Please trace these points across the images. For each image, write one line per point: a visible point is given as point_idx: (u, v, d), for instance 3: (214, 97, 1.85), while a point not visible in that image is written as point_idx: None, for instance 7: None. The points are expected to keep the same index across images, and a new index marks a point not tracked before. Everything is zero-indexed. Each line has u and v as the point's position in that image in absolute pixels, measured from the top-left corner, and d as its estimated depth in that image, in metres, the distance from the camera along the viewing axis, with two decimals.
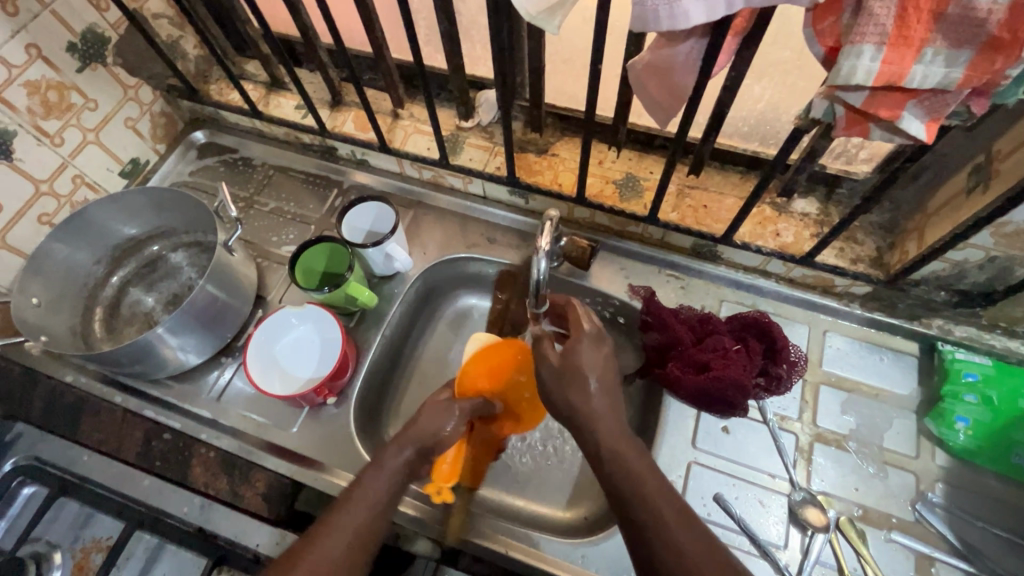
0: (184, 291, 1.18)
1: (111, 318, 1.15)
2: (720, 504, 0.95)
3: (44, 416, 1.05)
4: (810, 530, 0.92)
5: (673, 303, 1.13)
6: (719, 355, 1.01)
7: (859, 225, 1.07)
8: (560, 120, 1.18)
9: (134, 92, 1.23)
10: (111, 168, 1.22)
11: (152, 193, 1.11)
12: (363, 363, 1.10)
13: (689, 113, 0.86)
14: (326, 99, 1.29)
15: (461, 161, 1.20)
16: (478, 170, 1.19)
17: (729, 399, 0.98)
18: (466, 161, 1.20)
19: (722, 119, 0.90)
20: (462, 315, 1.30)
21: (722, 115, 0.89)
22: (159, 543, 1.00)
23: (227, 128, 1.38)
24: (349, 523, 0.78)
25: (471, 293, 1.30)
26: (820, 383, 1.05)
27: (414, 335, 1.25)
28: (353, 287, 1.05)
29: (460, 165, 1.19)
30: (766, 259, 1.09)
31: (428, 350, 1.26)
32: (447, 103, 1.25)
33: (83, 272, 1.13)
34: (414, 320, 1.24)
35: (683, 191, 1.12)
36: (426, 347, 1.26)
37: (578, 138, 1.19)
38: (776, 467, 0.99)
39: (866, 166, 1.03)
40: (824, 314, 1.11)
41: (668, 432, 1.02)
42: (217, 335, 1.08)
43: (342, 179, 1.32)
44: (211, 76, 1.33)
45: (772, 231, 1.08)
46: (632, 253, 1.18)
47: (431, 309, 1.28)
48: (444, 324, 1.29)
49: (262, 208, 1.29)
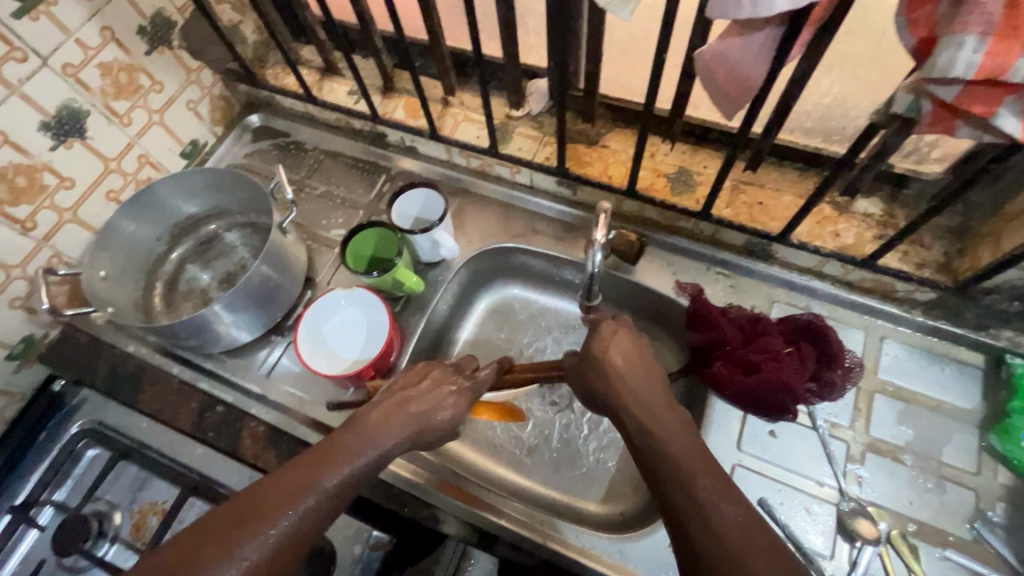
0: (237, 270, 1.22)
1: (169, 293, 1.20)
2: (764, 509, 0.93)
3: (107, 383, 1.11)
4: (859, 541, 0.89)
5: (722, 302, 1.11)
6: (770, 357, 0.98)
7: (926, 228, 1.02)
8: (612, 110, 1.16)
9: (196, 75, 1.26)
10: (172, 148, 1.27)
11: (212, 173, 1.14)
12: (407, 347, 1.12)
13: (755, 105, 0.83)
14: (378, 85, 1.30)
15: (509, 151, 1.19)
16: (526, 159, 1.18)
17: (779, 402, 0.96)
18: (515, 151, 1.19)
19: (788, 113, 0.87)
20: (503, 304, 1.30)
21: (788, 109, 0.86)
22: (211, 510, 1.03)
23: (281, 112, 1.41)
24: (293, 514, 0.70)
25: (513, 283, 1.30)
26: (875, 391, 1.01)
27: (455, 323, 1.26)
28: (401, 272, 1.07)
29: (509, 154, 1.19)
30: (823, 260, 1.05)
31: (469, 338, 1.27)
32: (498, 91, 1.24)
33: (146, 248, 1.18)
34: (456, 307, 1.25)
35: (738, 187, 1.09)
36: (467, 335, 1.27)
37: (630, 129, 1.17)
38: (824, 474, 0.95)
39: (938, 166, 0.98)
40: (882, 320, 1.07)
41: (712, 433, 1.00)
42: (269, 313, 1.11)
43: (389, 165, 1.34)
44: (268, 60, 1.36)
45: (831, 231, 1.04)
46: (681, 249, 1.15)
47: (474, 298, 1.29)
48: (485, 313, 1.30)
49: (312, 192, 1.32)
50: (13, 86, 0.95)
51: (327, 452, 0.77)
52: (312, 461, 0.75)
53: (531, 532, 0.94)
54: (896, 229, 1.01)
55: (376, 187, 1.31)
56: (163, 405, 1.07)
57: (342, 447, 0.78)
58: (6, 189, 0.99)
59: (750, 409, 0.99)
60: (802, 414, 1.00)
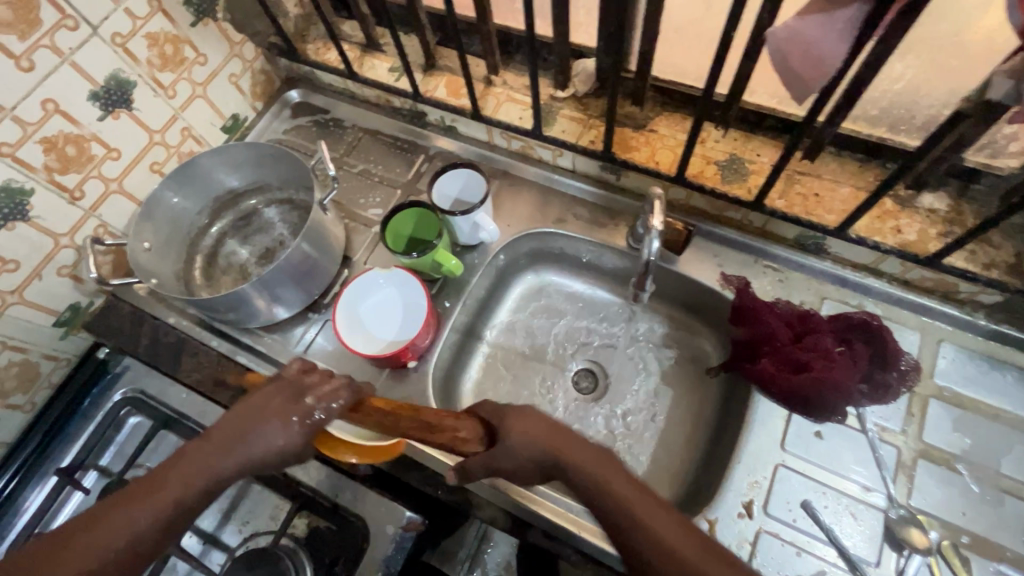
0: (275, 246, 1.22)
1: (209, 267, 1.21)
2: (808, 512, 0.90)
3: (149, 353, 1.12)
4: (907, 550, 0.86)
5: (769, 296, 1.06)
6: (821, 356, 0.96)
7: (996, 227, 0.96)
8: (661, 94, 1.12)
9: (239, 48, 1.26)
10: (214, 122, 1.27)
11: (254, 148, 1.14)
12: (442, 329, 1.11)
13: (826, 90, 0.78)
14: (419, 62, 1.27)
15: (553, 133, 1.16)
16: (570, 142, 1.14)
17: (829, 402, 0.93)
18: (559, 133, 1.16)
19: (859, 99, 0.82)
20: (539, 290, 1.28)
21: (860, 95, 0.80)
22: (245, 482, 1.04)
23: (321, 88, 1.40)
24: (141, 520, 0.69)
25: (549, 269, 1.28)
26: (931, 396, 0.96)
27: (490, 308, 1.25)
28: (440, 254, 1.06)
29: (552, 136, 1.15)
30: (882, 256, 1.00)
31: (503, 323, 1.26)
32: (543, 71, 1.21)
33: (188, 221, 1.19)
34: (492, 292, 1.24)
35: (793, 177, 1.04)
36: (501, 320, 1.26)
37: (680, 114, 1.12)
38: (873, 480, 0.92)
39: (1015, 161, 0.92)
40: (940, 322, 1.02)
41: (755, 431, 0.97)
42: (307, 290, 1.11)
43: (428, 145, 1.32)
44: (309, 35, 1.34)
45: (892, 226, 0.99)
46: (727, 240, 1.11)
47: (509, 283, 1.27)
48: (521, 298, 1.28)
49: (351, 170, 1.31)
50: (64, 54, 0.95)
51: (166, 492, 0.71)
52: (136, 499, 0.70)
53: (565, 521, 0.93)
54: (963, 227, 0.96)
55: (414, 167, 1.30)
56: (203, 377, 1.09)
57: (172, 477, 0.72)
58: (56, 158, 1.00)
59: (796, 409, 0.96)
60: (852, 415, 0.96)
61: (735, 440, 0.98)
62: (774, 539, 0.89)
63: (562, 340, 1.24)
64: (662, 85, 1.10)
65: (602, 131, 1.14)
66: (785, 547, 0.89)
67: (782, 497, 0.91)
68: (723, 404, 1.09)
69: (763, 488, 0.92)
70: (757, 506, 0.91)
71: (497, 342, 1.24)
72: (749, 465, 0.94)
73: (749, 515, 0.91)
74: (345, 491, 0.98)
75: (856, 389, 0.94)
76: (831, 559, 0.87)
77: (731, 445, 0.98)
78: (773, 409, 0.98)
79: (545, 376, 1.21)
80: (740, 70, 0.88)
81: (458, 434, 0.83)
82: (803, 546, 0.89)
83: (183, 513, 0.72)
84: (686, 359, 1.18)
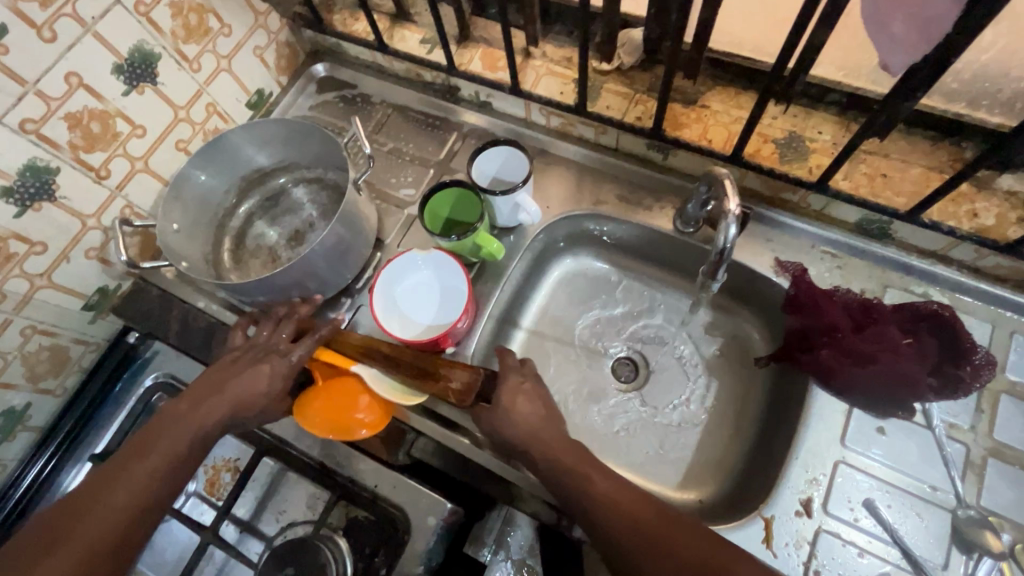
0: (305, 228, 1.18)
1: (238, 249, 1.17)
2: (870, 511, 0.86)
3: (180, 337, 1.10)
4: (976, 553, 0.82)
5: (827, 284, 1.01)
6: (887, 349, 0.92)
7: None
8: (714, 65, 1.05)
9: (264, 19, 1.19)
10: (239, 98, 1.21)
11: (283, 125, 1.09)
12: (481, 316, 1.07)
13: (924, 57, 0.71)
14: (453, 33, 1.20)
15: (597, 109, 1.09)
16: (615, 119, 1.08)
17: (894, 395, 0.91)
18: (603, 109, 1.09)
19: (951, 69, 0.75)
20: (576, 275, 1.23)
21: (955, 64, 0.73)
22: (281, 470, 1.02)
23: (347, 62, 1.33)
24: (135, 478, 0.80)
25: (589, 253, 1.23)
26: (1002, 392, 0.90)
27: (527, 293, 1.20)
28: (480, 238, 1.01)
29: (596, 112, 1.09)
30: (954, 242, 0.93)
31: (540, 308, 1.21)
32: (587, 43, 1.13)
33: (215, 201, 1.15)
34: (529, 276, 1.19)
35: (858, 157, 0.97)
36: (537, 305, 1.21)
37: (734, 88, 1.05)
38: (939, 478, 0.87)
39: None
40: (1014, 313, 0.95)
41: (814, 426, 0.92)
42: (340, 274, 1.07)
43: (460, 122, 1.26)
44: (336, 4, 1.27)
45: (968, 210, 0.92)
46: (782, 224, 1.05)
47: (546, 267, 1.22)
48: (558, 283, 1.23)
49: (380, 148, 1.25)
50: (87, 24, 0.90)
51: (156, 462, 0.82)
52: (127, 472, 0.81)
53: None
54: None
55: (447, 145, 1.24)
56: None
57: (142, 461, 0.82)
58: (81, 135, 0.95)
59: (861, 404, 0.91)
60: (919, 412, 0.91)
61: (791, 435, 0.94)
62: (834, 538, 0.85)
63: (601, 327, 1.19)
64: (718, 57, 1.02)
65: (650, 106, 1.07)
66: (846, 546, 0.85)
67: (843, 496, 0.87)
68: (774, 396, 1.05)
69: (823, 486, 0.88)
70: (817, 505, 0.87)
71: (533, 328, 1.20)
72: (807, 462, 0.90)
73: (808, 513, 0.87)
74: (385, 482, 0.96)
75: (922, 382, 0.90)
76: (895, 560, 0.83)
77: (787, 440, 0.94)
78: (834, 403, 0.92)
79: (584, 364, 1.17)
80: (813, 39, 0.81)
81: (444, 380, 0.91)
82: (864, 547, 0.85)
83: (169, 481, 0.83)
84: (732, 348, 1.13)
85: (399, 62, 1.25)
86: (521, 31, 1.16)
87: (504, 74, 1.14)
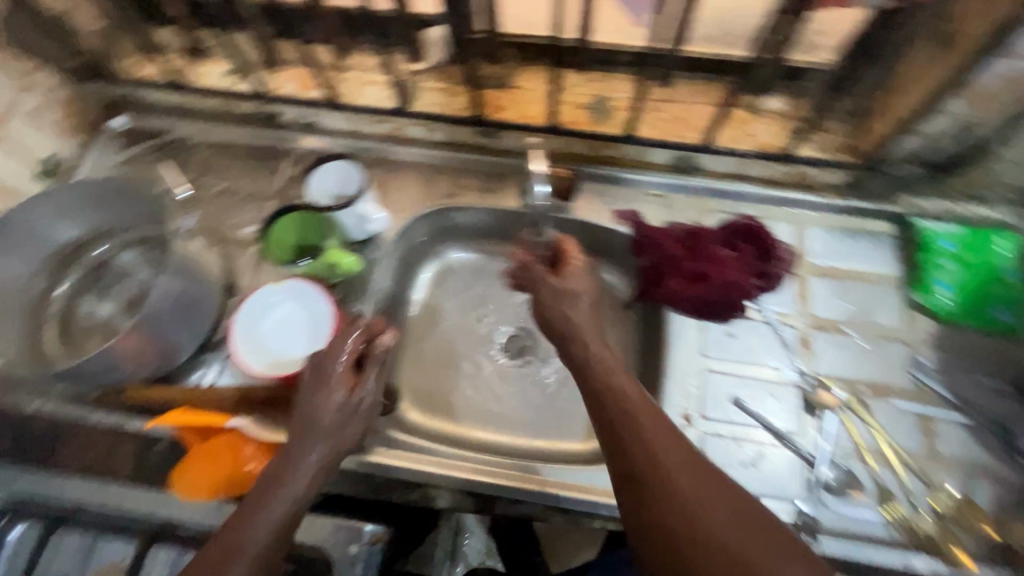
0: (142, 292, 1.09)
1: (67, 334, 1.05)
2: (736, 405, 0.98)
3: (16, 447, 0.96)
4: (820, 410, 0.97)
5: (660, 221, 1.11)
6: (714, 263, 1.03)
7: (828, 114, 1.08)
8: (516, 49, 1.10)
9: (34, 76, 1.07)
10: (25, 170, 1.08)
11: (85, 188, 0.99)
12: (355, 332, 1.05)
13: None
14: (258, 60, 1.17)
15: (421, 107, 1.14)
16: (441, 114, 1.14)
17: (730, 302, 1.02)
18: (427, 107, 1.14)
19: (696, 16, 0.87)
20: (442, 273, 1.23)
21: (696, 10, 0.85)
22: (180, 553, 0.84)
23: (147, 108, 1.22)
24: (260, 519, 0.70)
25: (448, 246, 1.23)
26: (811, 274, 1.08)
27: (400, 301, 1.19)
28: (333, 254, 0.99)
29: (420, 110, 1.14)
30: (744, 161, 1.10)
31: (415, 314, 1.20)
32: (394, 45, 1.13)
33: (22, 287, 1.01)
34: (395, 285, 1.16)
35: (654, 105, 1.10)
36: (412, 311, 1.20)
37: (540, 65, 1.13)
38: (781, 360, 1.02)
39: (830, 52, 1.02)
40: (807, 210, 1.11)
41: (676, 347, 1.03)
42: (190, 330, 0.99)
43: (289, 147, 1.21)
44: (120, 49, 1.17)
45: (745, 132, 1.09)
46: (610, 178, 1.14)
47: (411, 272, 1.21)
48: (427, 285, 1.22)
49: (211, 191, 1.18)
50: None
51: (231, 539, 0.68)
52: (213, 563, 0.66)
53: (529, 482, 0.93)
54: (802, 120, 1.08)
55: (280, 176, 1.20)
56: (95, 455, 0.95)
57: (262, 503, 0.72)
58: None
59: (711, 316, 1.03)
60: (752, 311, 1.05)
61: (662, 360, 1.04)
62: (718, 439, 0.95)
63: (478, 314, 1.20)
64: (516, 40, 1.08)
65: (468, 97, 1.14)
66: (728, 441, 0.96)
67: (712, 399, 0.99)
68: (645, 333, 1.13)
69: (695, 397, 0.99)
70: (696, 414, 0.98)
71: (415, 334, 1.19)
72: (678, 379, 1.01)
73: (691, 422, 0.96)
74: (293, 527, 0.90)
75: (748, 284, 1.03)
76: (764, 438, 0.96)
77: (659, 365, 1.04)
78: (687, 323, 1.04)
79: (471, 356, 1.16)
80: None
81: None
82: (738, 435, 0.97)
83: (273, 524, 0.71)
84: None
85: (208, 98, 1.18)
86: (327, 47, 1.15)
87: (319, 91, 1.15)
